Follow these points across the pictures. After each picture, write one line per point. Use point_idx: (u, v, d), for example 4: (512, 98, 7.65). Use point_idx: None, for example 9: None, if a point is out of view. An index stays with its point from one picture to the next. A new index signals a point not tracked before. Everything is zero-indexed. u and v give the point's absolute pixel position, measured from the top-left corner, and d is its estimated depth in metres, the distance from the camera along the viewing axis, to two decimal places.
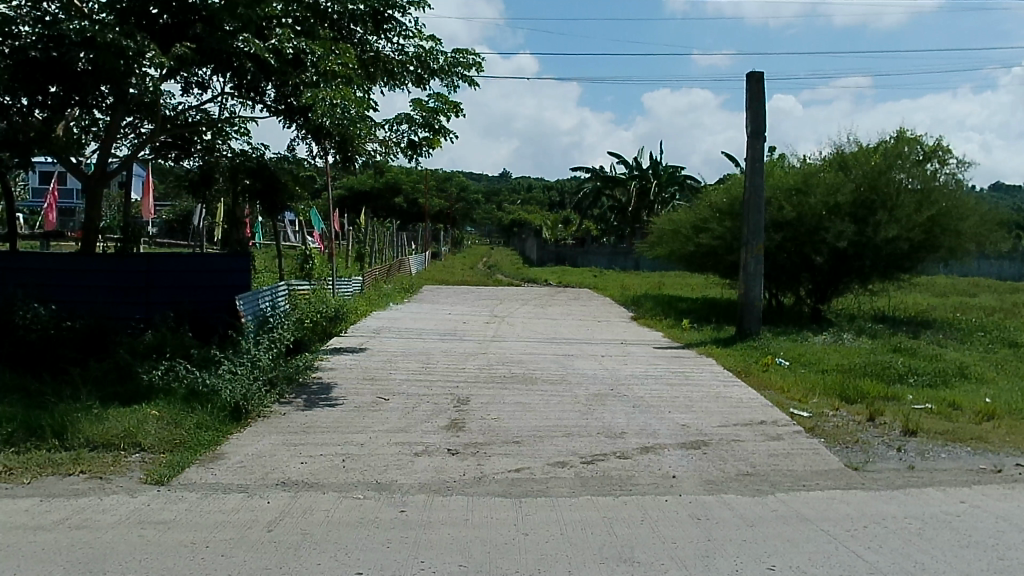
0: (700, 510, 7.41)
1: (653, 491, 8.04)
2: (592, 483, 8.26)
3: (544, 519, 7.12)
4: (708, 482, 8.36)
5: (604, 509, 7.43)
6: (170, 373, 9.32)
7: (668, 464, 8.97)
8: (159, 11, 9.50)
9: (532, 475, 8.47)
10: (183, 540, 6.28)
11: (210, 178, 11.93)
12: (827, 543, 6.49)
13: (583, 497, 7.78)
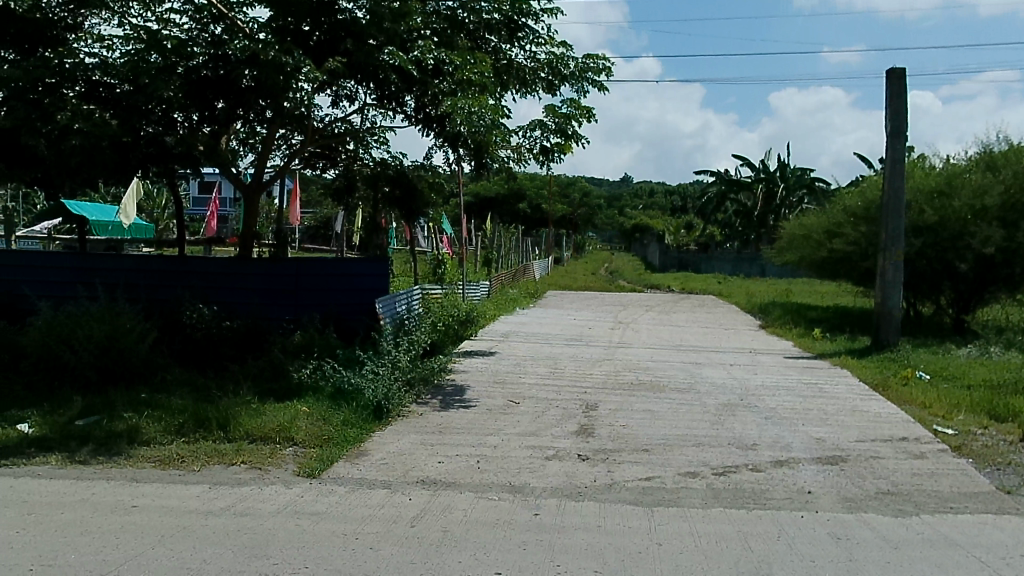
0: (839, 528, 7.04)
1: (788, 506, 7.71)
2: (723, 495, 8.02)
3: (676, 529, 6.97)
4: (847, 499, 7.94)
5: (737, 523, 7.19)
6: (318, 372, 9.82)
7: (803, 479, 8.58)
8: (311, 28, 10.20)
9: (663, 484, 8.31)
10: (335, 531, 6.57)
11: (353, 185, 12.48)
12: (979, 571, 6.03)
13: (715, 509, 7.56)
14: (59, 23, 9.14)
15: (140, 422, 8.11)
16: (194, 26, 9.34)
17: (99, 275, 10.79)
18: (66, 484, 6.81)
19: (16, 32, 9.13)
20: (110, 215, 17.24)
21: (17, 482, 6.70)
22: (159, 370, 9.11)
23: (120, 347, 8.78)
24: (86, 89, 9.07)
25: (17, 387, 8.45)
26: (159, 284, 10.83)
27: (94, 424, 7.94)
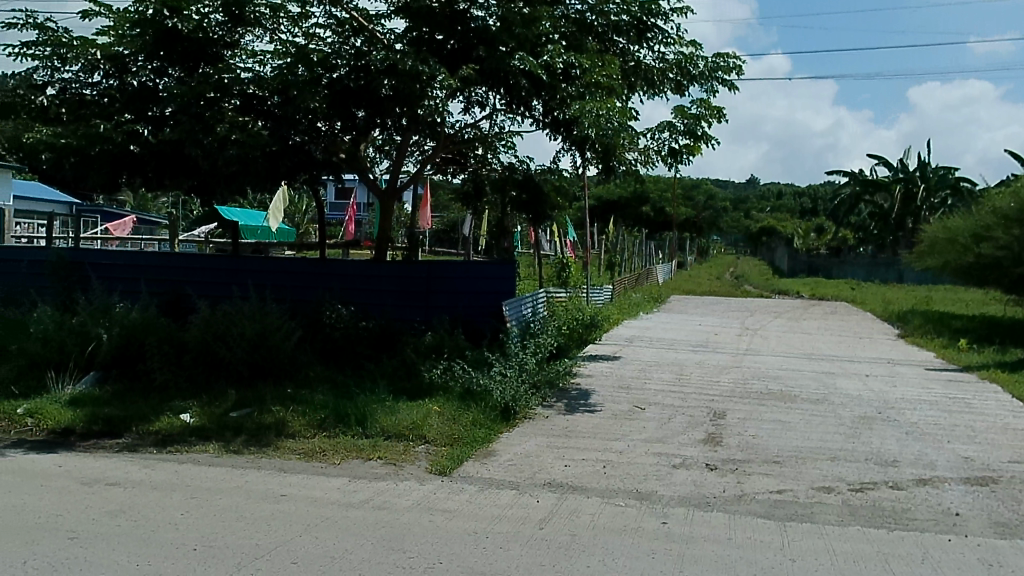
0: (992, 555, 6.52)
1: (933, 528, 7.21)
2: (861, 513, 7.59)
3: (811, 546, 6.66)
4: (1000, 524, 7.33)
5: (878, 542, 6.78)
6: (449, 372, 10.03)
7: (950, 500, 8.01)
8: (445, 37, 10.47)
9: (795, 498, 7.97)
10: (466, 529, 6.68)
11: (481, 189, 12.71)
12: None
13: (852, 527, 7.17)
14: (218, 41, 9.82)
15: (287, 415, 8.57)
16: (336, 39, 9.82)
17: (250, 276, 11.50)
18: (222, 471, 7.28)
19: (181, 50, 9.72)
20: (255, 220, 18.34)
21: (180, 467, 7.21)
22: (302, 367, 9.59)
23: (269, 344, 9.33)
24: (241, 102, 9.69)
25: (180, 379, 9.08)
26: (302, 284, 11.44)
27: (246, 416, 8.44)
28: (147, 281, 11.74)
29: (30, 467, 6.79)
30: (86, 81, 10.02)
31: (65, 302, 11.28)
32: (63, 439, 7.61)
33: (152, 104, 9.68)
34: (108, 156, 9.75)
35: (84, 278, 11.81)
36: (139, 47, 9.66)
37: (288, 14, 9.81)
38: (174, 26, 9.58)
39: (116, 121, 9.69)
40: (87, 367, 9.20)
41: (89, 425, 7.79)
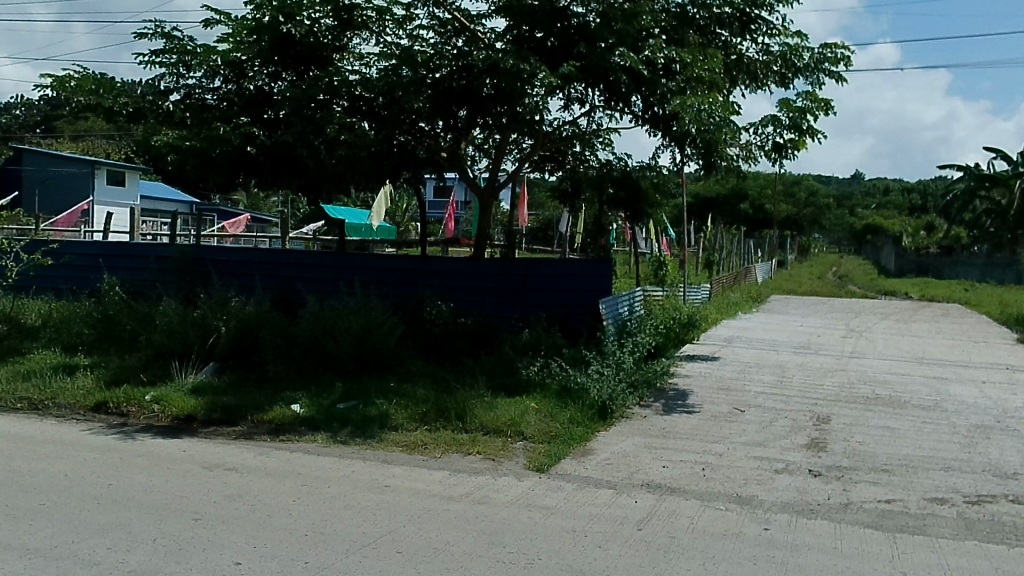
0: None
1: None
2: (978, 527, 7.16)
3: (924, 560, 6.33)
4: None
5: (998, 559, 6.38)
6: (545, 370, 10.07)
7: None
8: (545, 35, 10.50)
9: (905, 509, 7.59)
10: (564, 526, 6.68)
11: (579, 188, 12.63)
12: None
13: (969, 542, 6.78)
14: (328, 46, 10.18)
15: (390, 408, 8.78)
16: (439, 40, 10.03)
17: (356, 272, 11.84)
18: (330, 460, 7.54)
19: (294, 54, 10.11)
20: (357, 219, 18.89)
21: (292, 456, 7.51)
22: (404, 361, 9.81)
23: (373, 339, 9.60)
24: (349, 104, 10.01)
25: (291, 372, 9.46)
26: (404, 280, 11.71)
27: (352, 408, 8.69)
28: (261, 277, 12.32)
29: (157, 451, 7.21)
30: (207, 87, 10.63)
31: (187, 294, 11.90)
32: (186, 425, 8.05)
33: (267, 107, 10.17)
34: (228, 157, 10.25)
35: (203, 273, 12.43)
36: (256, 52, 10.04)
37: (394, 17, 10.04)
38: (289, 31, 9.96)
39: (234, 124, 10.29)
40: (207, 357, 9.68)
41: (209, 412, 8.21)
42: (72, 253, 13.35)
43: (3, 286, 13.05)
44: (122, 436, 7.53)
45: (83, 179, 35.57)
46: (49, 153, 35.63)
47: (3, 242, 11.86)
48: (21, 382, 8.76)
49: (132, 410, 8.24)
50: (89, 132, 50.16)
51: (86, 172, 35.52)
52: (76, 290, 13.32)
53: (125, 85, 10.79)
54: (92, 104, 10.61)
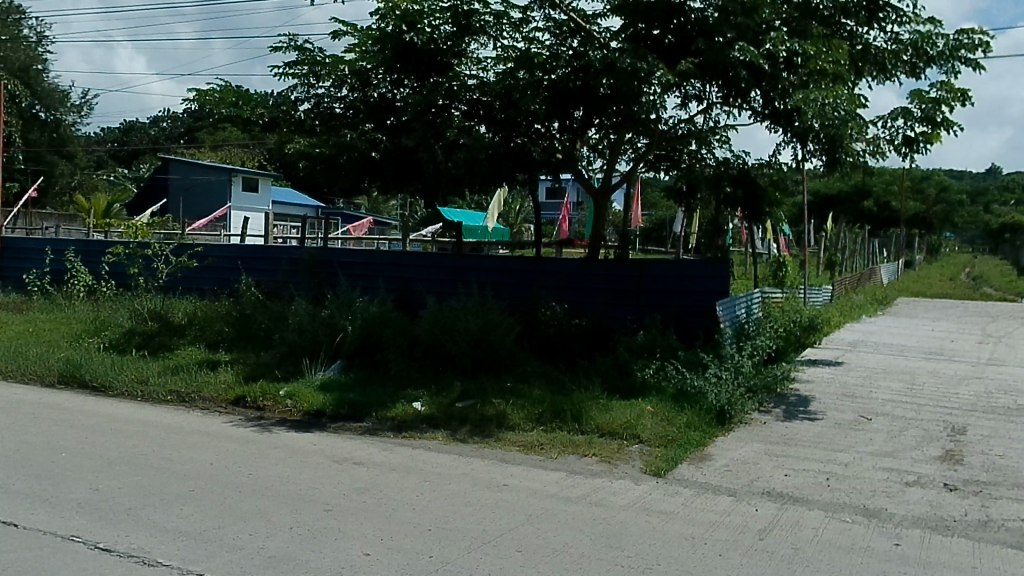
0: None
1: None
2: None
3: None
4: None
5: None
6: (661, 372, 9.93)
7: None
8: (661, 32, 10.36)
9: None
10: (684, 533, 6.54)
11: (695, 186, 12.39)
12: None
13: None
14: (448, 51, 10.40)
15: (507, 408, 8.87)
16: (554, 41, 10.07)
17: (473, 274, 12.08)
18: (450, 458, 7.69)
19: (416, 61, 10.43)
20: (470, 220, 19.25)
21: (414, 452, 7.72)
22: (520, 362, 9.91)
23: (490, 339, 9.76)
24: (468, 108, 10.32)
25: (412, 370, 9.74)
26: (519, 281, 11.84)
27: (471, 407, 8.84)
28: (384, 278, 12.75)
29: (290, 444, 7.59)
30: (335, 96, 11.10)
31: (316, 294, 12.47)
32: (316, 420, 8.44)
33: (390, 113, 10.62)
34: (354, 163, 10.68)
35: (330, 274, 13.00)
36: (380, 61, 10.50)
37: (510, 20, 10.15)
38: (411, 39, 10.29)
39: (360, 130, 10.71)
40: (335, 355, 10.10)
41: (336, 408, 8.56)
42: (214, 256, 14.19)
43: (154, 288, 13.98)
44: (259, 428, 7.97)
45: (221, 187, 38.09)
46: (191, 163, 38.27)
47: (153, 246, 12.76)
48: (170, 375, 9.38)
49: (268, 404, 8.71)
50: (225, 141, 53.57)
51: (225, 180, 38.06)
52: (216, 290, 14.14)
53: (261, 96, 11.38)
54: (232, 114, 11.31)
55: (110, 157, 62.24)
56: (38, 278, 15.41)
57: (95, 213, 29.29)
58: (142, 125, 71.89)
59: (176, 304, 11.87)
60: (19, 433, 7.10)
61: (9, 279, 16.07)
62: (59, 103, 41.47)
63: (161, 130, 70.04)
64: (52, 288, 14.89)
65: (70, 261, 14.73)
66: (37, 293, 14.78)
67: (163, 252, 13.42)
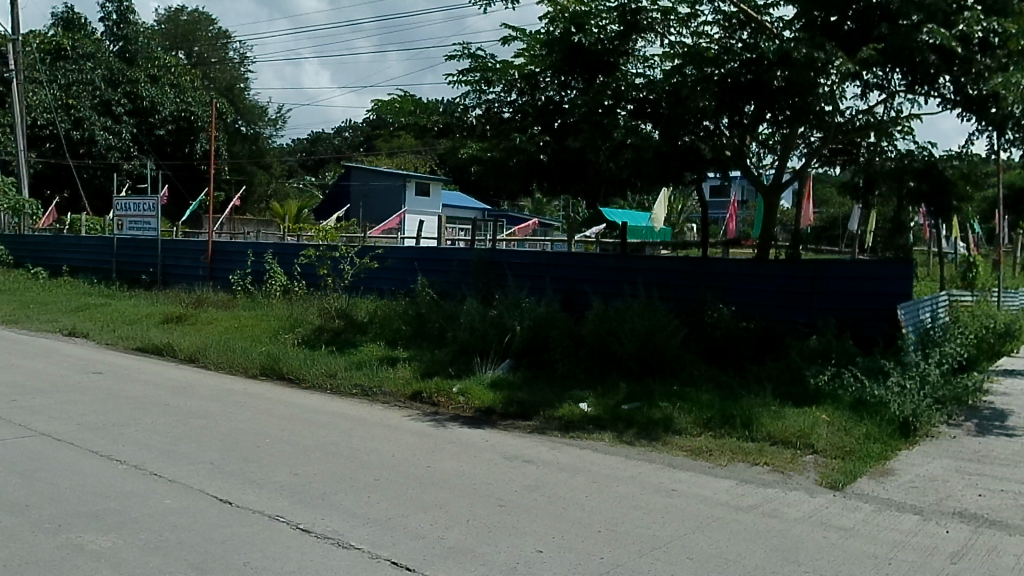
0: None
1: None
2: None
3: None
4: None
5: None
6: (837, 380, 9.37)
7: None
8: (839, 19, 9.81)
9: None
10: (865, 551, 6.01)
11: (873, 182, 11.56)
12: None
13: None
14: (614, 51, 10.39)
15: (674, 412, 8.74)
16: (724, 35, 9.81)
17: (639, 274, 12.02)
18: (617, 460, 7.66)
19: (583, 62, 10.55)
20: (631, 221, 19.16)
21: (582, 453, 7.78)
22: (686, 365, 9.74)
23: (657, 341, 9.66)
24: (635, 107, 10.34)
25: (578, 371, 9.83)
26: (685, 282, 11.61)
27: (637, 409, 8.79)
28: (551, 278, 12.93)
29: (464, 439, 7.90)
30: (505, 100, 11.37)
31: (485, 294, 12.97)
32: (487, 417, 8.72)
33: (558, 116, 10.84)
34: (523, 165, 11.03)
35: (499, 275, 13.41)
36: (549, 64, 10.72)
37: (678, 15, 10.07)
38: (579, 40, 10.41)
39: (529, 134, 10.92)
40: (504, 354, 10.41)
41: (506, 406, 8.81)
42: (393, 257, 14.91)
43: (340, 288, 14.93)
44: (435, 423, 8.36)
45: (396, 192, 40.24)
46: (373, 169, 40.68)
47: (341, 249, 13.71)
48: (355, 370, 10.01)
49: (442, 400, 9.10)
50: (398, 147, 56.49)
51: (399, 185, 40.23)
52: (394, 290, 14.86)
53: (437, 104, 11.78)
54: (409, 122, 11.72)
55: (297, 165, 67.28)
56: (242, 278, 16.88)
57: (287, 218, 31.80)
58: (323, 134, 77.10)
59: (359, 305, 12.78)
60: (229, 419, 7.86)
61: (217, 279, 17.71)
62: (258, 118, 45.98)
63: (341, 140, 74.96)
64: (253, 288, 16.31)
65: (268, 263, 16.06)
66: (241, 292, 16.24)
67: (348, 254, 14.42)
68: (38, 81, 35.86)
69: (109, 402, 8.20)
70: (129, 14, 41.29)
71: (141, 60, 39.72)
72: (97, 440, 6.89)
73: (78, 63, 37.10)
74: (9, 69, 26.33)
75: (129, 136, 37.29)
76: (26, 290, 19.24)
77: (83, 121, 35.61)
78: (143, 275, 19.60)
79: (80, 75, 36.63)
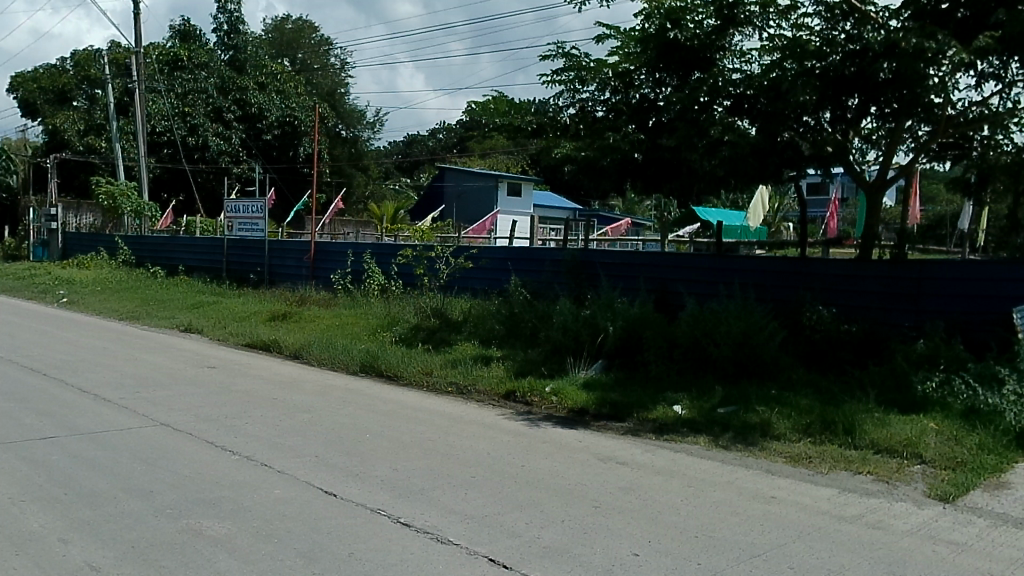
0: None
1: None
2: None
3: None
4: None
5: None
6: (947, 387, 8.88)
7: None
8: (951, 6, 9.34)
9: None
10: (981, 568, 5.61)
11: (988, 177, 10.98)
12: None
13: None
14: (711, 46, 10.25)
15: (772, 417, 8.51)
16: (826, 26, 9.47)
17: (735, 275, 11.79)
18: (714, 465, 7.51)
19: (679, 58, 10.44)
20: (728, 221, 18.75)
21: (676, 456, 7.67)
22: (785, 369, 9.49)
23: (753, 343, 9.44)
24: (732, 103, 10.14)
25: (672, 372, 9.72)
26: (784, 283, 11.35)
27: (734, 413, 8.62)
28: (645, 278, 12.82)
29: (558, 439, 7.93)
30: (599, 99, 11.29)
31: (577, 294, 12.99)
32: (580, 417, 8.73)
33: (652, 114, 10.73)
34: (616, 165, 10.92)
35: (591, 275, 13.38)
36: (644, 61, 10.64)
37: (778, 8, 9.82)
38: (675, 36, 10.33)
39: (622, 133, 10.85)
40: (596, 355, 10.39)
41: (599, 408, 8.80)
42: (487, 256, 15.08)
43: (435, 287, 15.23)
44: (530, 422, 8.42)
45: (488, 192, 40.73)
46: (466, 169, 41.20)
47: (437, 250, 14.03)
48: (450, 368, 10.20)
49: (535, 399, 9.17)
50: (492, 150, 57.02)
51: (492, 185, 40.62)
52: (488, 290, 15.02)
53: (531, 105, 11.81)
54: (505, 123, 11.84)
55: (393, 166, 68.85)
56: (342, 277, 17.42)
57: (385, 217, 32.56)
58: (417, 136, 78.47)
59: (454, 304, 13.00)
60: (332, 414, 8.14)
61: (319, 278, 18.33)
62: (357, 121, 47.27)
63: (435, 141, 76.38)
64: (352, 287, 16.84)
65: (367, 263, 16.54)
66: (341, 291, 16.81)
67: (443, 254, 14.73)
68: (156, 91, 38.11)
69: (223, 395, 8.63)
70: (239, 24, 43.23)
71: (249, 68, 41.57)
72: (212, 431, 7.26)
73: (193, 72, 39.19)
74: (133, 81, 28.21)
75: (240, 142, 39.18)
76: (146, 288, 20.45)
77: (199, 128, 37.72)
78: (250, 274, 20.48)
79: (195, 84, 38.69)
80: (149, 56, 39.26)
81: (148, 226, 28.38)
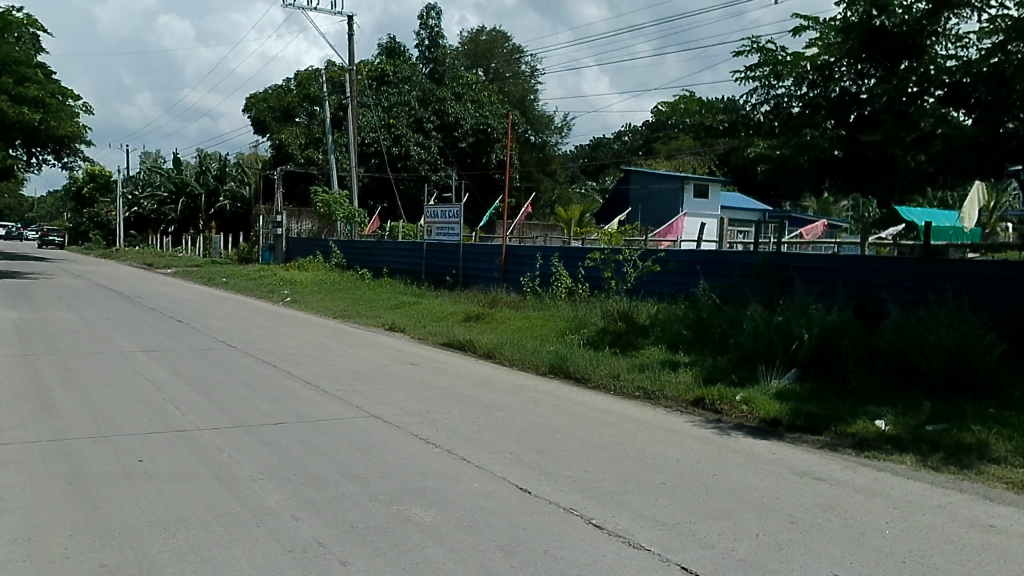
0: None
1: None
2: None
3: None
4: None
5: None
6: None
7: None
8: None
9: None
10: None
11: None
12: None
13: None
14: (922, 31, 9.66)
15: (990, 437, 7.75)
16: None
17: (947, 281, 10.86)
18: (922, 487, 6.99)
19: (885, 46, 9.86)
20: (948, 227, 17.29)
21: (880, 475, 7.22)
22: (1006, 385, 8.68)
23: (967, 355, 8.68)
24: (947, 92, 9.39)
25: (873, 385, 9.16)
26: (1006, 291, 10.23)
27: (944, 431, 7.97)
28: (843, 284, 12.15)
29: (750, 450, 7.74)
30: (795, 94, 10.78)
31: (769, 300, 12.60)
32: (773, 428, 8.46)
33: (854, 107, 10.12)
34: (814, 163, 10.43)
35: (785, 279, 12.88)
36: (844, 52, 10.07)
37: None
38: (882, 23, 9.74)
39: (821, 129, 10.35)
40: (790, 363, 10.02)
41: (793, 419, 8.48)
42: (674, 260, 14.93)
43: (622, 290, 15.30)
44: (720, 431, 8.28)
45: (675, 194, 40.15)
46: (651, 171, 40.92)
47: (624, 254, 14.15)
48: (637, 372, 10.22)
49: (726, 408, 8.99)
50: (678, 150, 56.05)
51: (679, 187, 40.10)
52: (675, 293, 14.86)
53: (722, 102, 11.55)
54: (695, 123, 11.69)
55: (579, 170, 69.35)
56: (531, 279, 17.92)
57: (571, 221, 33.06)
58: (603, 139, 78.77)
59: (642, 308, 13.00)
60: (524, 413, 8.43)
61: (509, 280, 18.95)
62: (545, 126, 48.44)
63: (621, 143, 76.51)
64: (541, 289, 17.31)
65: (555, 265, 16.91)
66: (530, 293, 17.33)
67: (630, 256, 14.81)
68: (366, 105, 41.00)
69: (425, 391, 9.18)
70: (439, 39, 45.54)
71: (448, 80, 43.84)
72: (415, 424, 7.77)
73: (398, 86, 41.82)
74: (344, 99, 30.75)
75: (438, 150, 41.26)
76: (357, 288, 22.21)
77: (402, 138, 40.17)
78: (447, 277, 21.54)
79: (399, 98, 41.23)
80: (362, 73, 42.69)
81: (358, 231, 30.56)
